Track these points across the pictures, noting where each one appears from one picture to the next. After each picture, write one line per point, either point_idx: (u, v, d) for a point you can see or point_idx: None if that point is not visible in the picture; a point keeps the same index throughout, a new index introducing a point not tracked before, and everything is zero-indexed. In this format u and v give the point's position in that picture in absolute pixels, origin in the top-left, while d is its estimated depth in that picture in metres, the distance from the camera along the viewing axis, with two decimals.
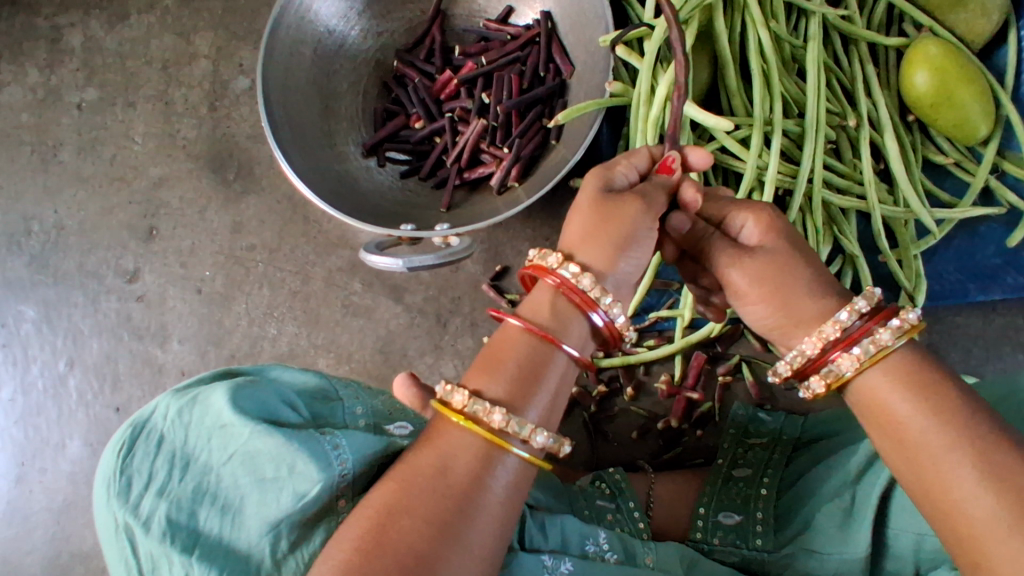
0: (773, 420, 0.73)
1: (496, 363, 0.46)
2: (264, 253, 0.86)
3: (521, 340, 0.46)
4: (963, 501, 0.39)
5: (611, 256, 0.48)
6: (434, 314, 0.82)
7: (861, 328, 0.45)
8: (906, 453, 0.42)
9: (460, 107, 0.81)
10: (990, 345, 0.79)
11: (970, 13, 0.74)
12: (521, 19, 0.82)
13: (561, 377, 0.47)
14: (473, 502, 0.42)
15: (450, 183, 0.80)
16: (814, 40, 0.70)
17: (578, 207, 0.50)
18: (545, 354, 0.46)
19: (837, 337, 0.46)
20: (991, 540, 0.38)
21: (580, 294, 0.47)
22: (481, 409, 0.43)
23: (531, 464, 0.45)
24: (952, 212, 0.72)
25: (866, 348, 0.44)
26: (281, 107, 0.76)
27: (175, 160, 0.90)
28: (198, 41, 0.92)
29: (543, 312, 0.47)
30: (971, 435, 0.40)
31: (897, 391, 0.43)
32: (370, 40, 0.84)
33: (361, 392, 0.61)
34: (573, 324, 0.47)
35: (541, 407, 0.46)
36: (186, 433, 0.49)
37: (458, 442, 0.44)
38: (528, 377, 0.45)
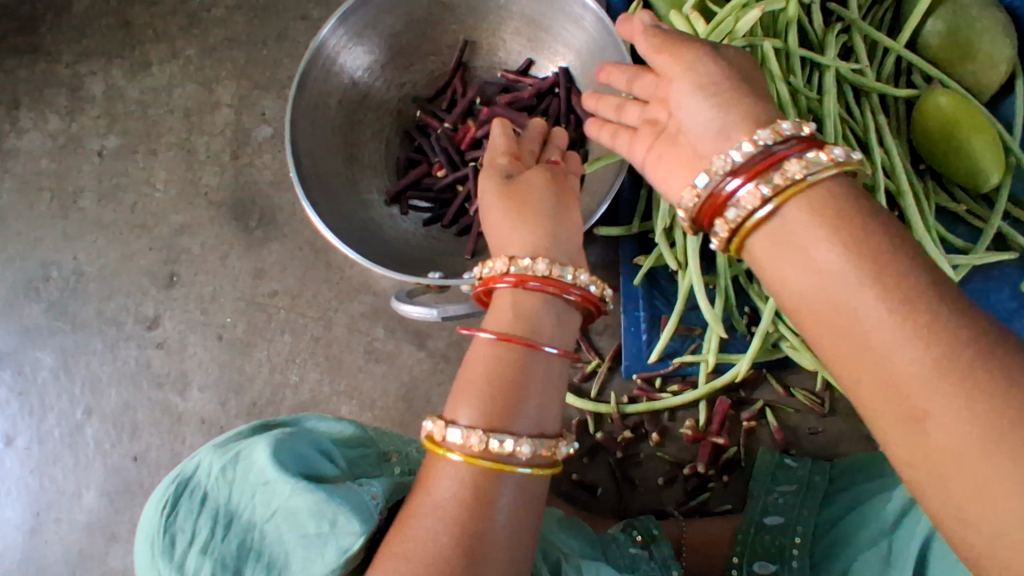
0: (801, 466, 0.71)
1: (470, 383, 0.48)
2: (287, 299, 0.86)
3: (495, 350, 0.49)
4: (908, 382, 0.35)
5: (538, 231, 0.53)
6: (457, 359, 0.82)
7: (787, 150, 0.42)
8: (835, 313, 0.38)
9: (483, 156, 0.82)
10: None
11: (978, 65, 0.78)
12: (540, 72, 0.85)
13: (549, 372, 0.50)
14: (471, 529, 0.44)
15: (474, 230, 0.80)
16: (831, 94, 0.72)
17: (490, 203, 0.56)
18: (515, 355, 0.49)
19: (753, 163, 0.42)
20: (941, 432, 0.34)
21: (543, 281, 0.50)
22: (462, 436, 0.46)
23: (535, 475, 0.47)
24: (968, 258, 0.74)
25: (777, 179, 0.41)
26: (309, 157, 0.77)
27: (197, 207, 0.90)
28: (221, 90, 0.93)
29: (508, 316, 0.50)
30: (993, 411, 0.33)
31: (826, 242, 0.39)
32: (393, 90, 0.86)
33: (393, 440, 0.61)
34: (541, 315, 0.50)
35: (528, 416, 0.48)
36: (230, 489, 0.49)
37: (448, 475, 0.46)
38: (508, 385, 0.48)
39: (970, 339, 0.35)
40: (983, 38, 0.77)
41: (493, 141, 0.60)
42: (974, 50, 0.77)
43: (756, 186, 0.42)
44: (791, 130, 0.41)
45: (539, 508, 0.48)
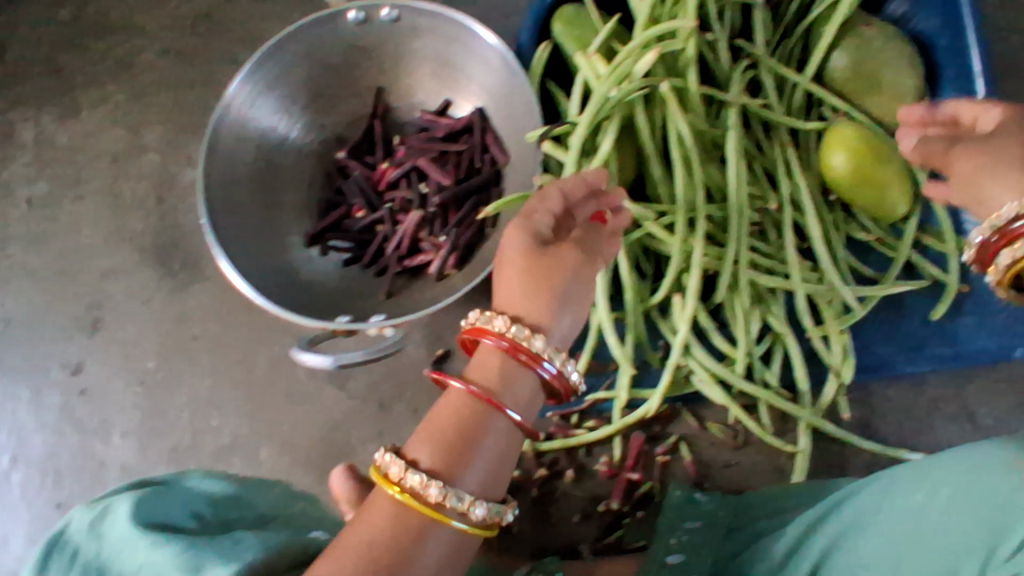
0: (708, 501, 0.72)
1: (436, 429, 0.44)
2: (209, 343, 0.86)
3: (465, 403, 0.45)
4: None
5: (553, 310, 0.49)
6: (377, 400, 0.82)
7: None
8: None
9: (400, 197, 0.83)
10: (918, 418, 0.78)
11: (885, 97, 0.77)
12: (458, 111, 0.85)
13: (502, 447, 0.45)
14: (400, 567, 0.39)
15: (389, 271, 0.81)
16: (732, 130, 0.73)
17: (510, 261, 0.50)
18: (482, 414, 0.45)
19: (1000, 229, 0.52)
20: None
21: (522, 350, 0.47)
22: (418, 481, 0.42)
23: (468, 535, 0.43)
24: (873, 290, 0.74)
25: None
26: (223, 202, 0.78)
27: (122, 252, 0.91)
28: (148, 134, 0.94)
29: (490, 373, 0.46)
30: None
31: None
32: (314, 133, 0.86)
33: (275, 500, 0.61)
34: (520, 379, 0.47)
35: (477, 474, 0.44)
36: (89, 550, 0.47)
37: (387, 514, 0.41)
38: (468, 439, 0.44)
39: None
40: (886, 70, 0.77)
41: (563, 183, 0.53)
42: (879, 83, 0.77)
43: None
44: None
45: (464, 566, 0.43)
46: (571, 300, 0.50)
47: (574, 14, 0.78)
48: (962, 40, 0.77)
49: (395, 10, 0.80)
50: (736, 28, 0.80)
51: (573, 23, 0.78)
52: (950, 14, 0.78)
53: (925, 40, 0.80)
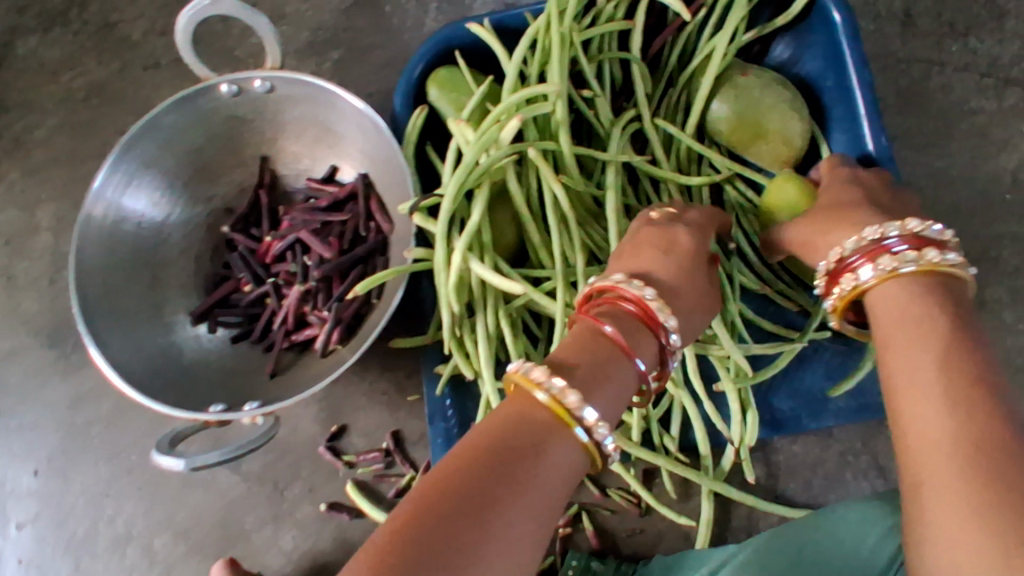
0: (605, 569, 0.72)
1: (575, 359, 0.47)
2: (102, 428, 0.84)
3: (596, 346, 0.48)
4: (920, 415, 0.41)
5: (679, 276, 0.55)
6: (271, 481, 0.80)
7: (903, 243, 0.50)
8: (903, 340, 0.45)
9: (285, 270, 0.81)
10: (830, 474, 0.76)
11: (771, 145, 0.76)
12: (345, 175, 0.84)
13: (625, 390, 0.48)
14: (517, 467, 0.39)
15: (276, 347, 0.79)
16: (611, 190, 0.70)
17: (642, 246, 0.57)
18: (612, 359, 0.47)
19: (864, 248, 0.52)
20: (929, 460, 0.40)
21: (649, 310, 0.50)
22: (557, 385, 0.43)
23: (585, 456, 0.43)
24: (769, 350, 0.70)
25: (883, 263, 0.50)
26: (98, 289, 0.75)
27: (16, 335, 0.89)
28: (42, 213, 0.93)
29: (620, 326, 0.49)
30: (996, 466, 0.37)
31: (910, 301, 0.47)
32: (200, 206, 0.84)
33: None
34: (615, 354, 0.48)
35: (603, 404, 0.45)
36: None
37: (536, 418, 0.42)
38: (599, 373, 0.46)
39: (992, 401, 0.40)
40: (771, 116, 0.75)
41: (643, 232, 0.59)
42: (764, 130, 0.75)
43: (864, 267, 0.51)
44: (909, 228, 0.50)
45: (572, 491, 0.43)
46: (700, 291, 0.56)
47: (449, 76, 0.77)
48: (845, 80, 0.76)
49: (267, 81, 0.78)
50: (617, 83, 0.80)
51: (448, 85, 0.77)
52: (832, 56, 0.77)
53: (811, 82, 0.80)
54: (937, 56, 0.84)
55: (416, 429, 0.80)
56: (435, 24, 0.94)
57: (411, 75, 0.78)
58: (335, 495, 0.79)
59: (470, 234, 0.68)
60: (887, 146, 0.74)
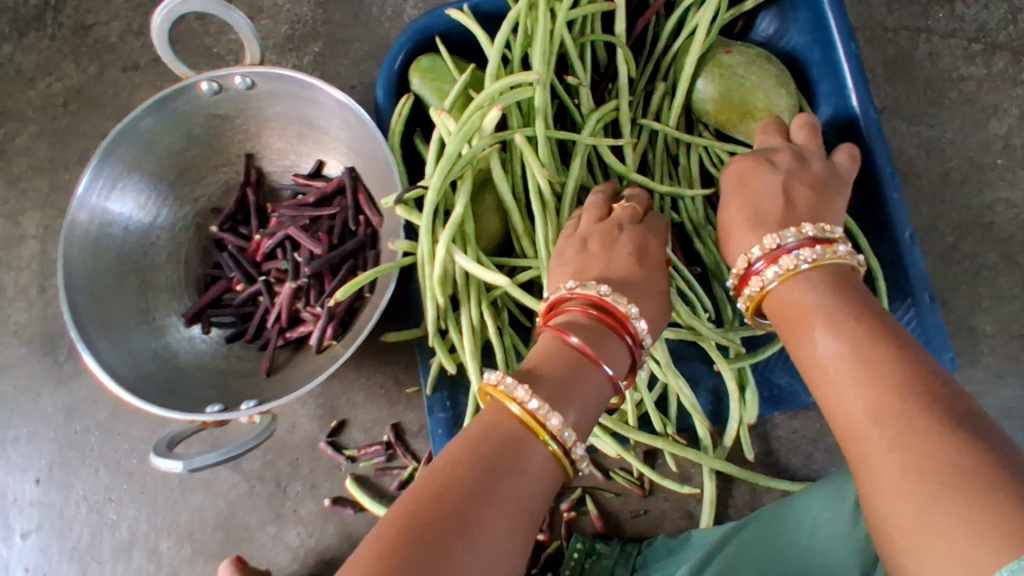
0: (610, 552, 0.72)
1: (545, 370, 0.46)
2: (99, 434, 0.83)
3: (566, 353, 0.48)
4: (841, 399, 0.43)
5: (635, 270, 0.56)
6: (272, 480, 0.79)
7: (801, 242, 0.51)
8: (803, 333, 0.47)
9: (276, 268, 0.81)
10: (831, 447, 0.76)
11: (759, 121, 0.75)
12: (331, 170, 0.83)
13: (599, 396, 0.47)
14: (500, 463, 0.40)
15: (270, 346, 0.78)
16: (574, 175, 0.71)
17: (596, 254, 0.58)
18: (583, 367, 0.47)
19: (766, 253, 0.52)
20: (860, 437, 0.40)
21: (616, 314, 0.50)
22: (525, 395, 0.43)
23: (558, 466, 0.43)
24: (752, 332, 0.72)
25: (783, 266, 0.50)
26: (87, 294, 0.74)
27: (6, 347, 0.88)
28: (26, 222, 0.92)
29: (586, 332, 0.49)
30: (907, 414, 0.39)
31: (807, 291, 0.49)
32: (187, 207, 0.84)
33: None
34: (586, 362, 0.47)
35: (573, 415, 0.45)
36: None
37: (509, 427, 0.42)
38: (567, 383, 0.46)
39: (896, 361, 0.41)
40: (756, 94, 0.75)
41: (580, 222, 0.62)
42: (751, 109, 0.75)
43: (769, 268, 0.51)
44: (806, 230, 0.51)
45: (548, 499, 0.43)
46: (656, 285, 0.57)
47: (431, 65, 0.76)
48: (832, 53, 0.76)
49: (247, 78, 0.77)
50: (600, 63, 0.79)
51: (430, 75, 0.76)
52: (818, 30, 0.76)
53: (797, 55, 0.79)
54: (923, 22, 0.83)
55: (417, 421, 0.80)
56: (415, 13, 0.93)
57: (391, 67, 0.77)
58: (338, 490, 0.79)
59: (453, 226, 0.67)
60: (876, 116, 0.73)
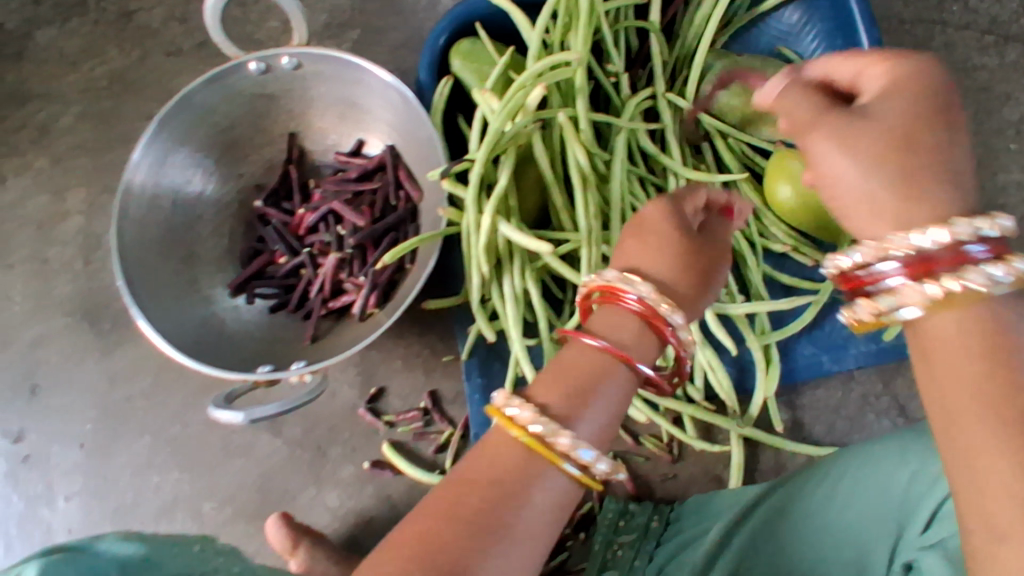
0: (641, 513, 0.74)
1: (564, 381, 0.43)
2: (143, 401, 0.86)
3: (582, 358, 0.44)
4: (937, 376, 0.34)
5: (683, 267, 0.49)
6: (312, 444, 0.82)
7: (971, 246, 0.34)
8: (857, 216, 0.38)
9: (319, 240, 0.84)
10: (853, 417, 0.79)
11: None
12: (371, 148, 0.86)
13: (620, 397, 0.44)
14: (508, 493, 0.39)
15: (314, 314, 0.81)
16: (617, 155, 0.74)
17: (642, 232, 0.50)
18: (607, 376, 0.44)
19: (912, 258, 0.36)
20: (966, 420, 0.32)
21: (652, 313, 0.46)
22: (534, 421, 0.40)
23: (580, 485, 0.42)
24: (781, 302, 0.75)
25: (936, 281, 0.34)
26: (138, 263, 0.77)
27: (52, 318, 0.90)
28: (71, 198, 0.94)
29: (614, 333, 0.46)
30: (1019, 402, 0.31)
31: (867, 168, 0.38)
32: (230, 183, 0.87)
33: None
34: (610, 372, 0.44)
35: (594, 432, 0.43)
36: None
37: (517, 453, 0.41)
38: (586, 397, 0.43)
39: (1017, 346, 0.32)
40: None
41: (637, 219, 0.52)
42: None
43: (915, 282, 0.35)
44: (967, 228, 0.35)
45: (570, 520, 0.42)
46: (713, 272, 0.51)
47: (471, 48, 0.79)
48: (853, 39, 0.80)
49: (294, 58, 0.80)
50: (633, 50, 0.83)
51: (470, 57, 0.79)
52: (840, 16, 0.80)
53: (820, 44, 0.83)
54: (938, 15, 0.88)
55: (452, 389, 0.83)
56: (451, 3, 0.96)
57: (435, 43, 0.80)
58: (376, 455, 0.81)
59: (498, 197, 0.70)
60: None
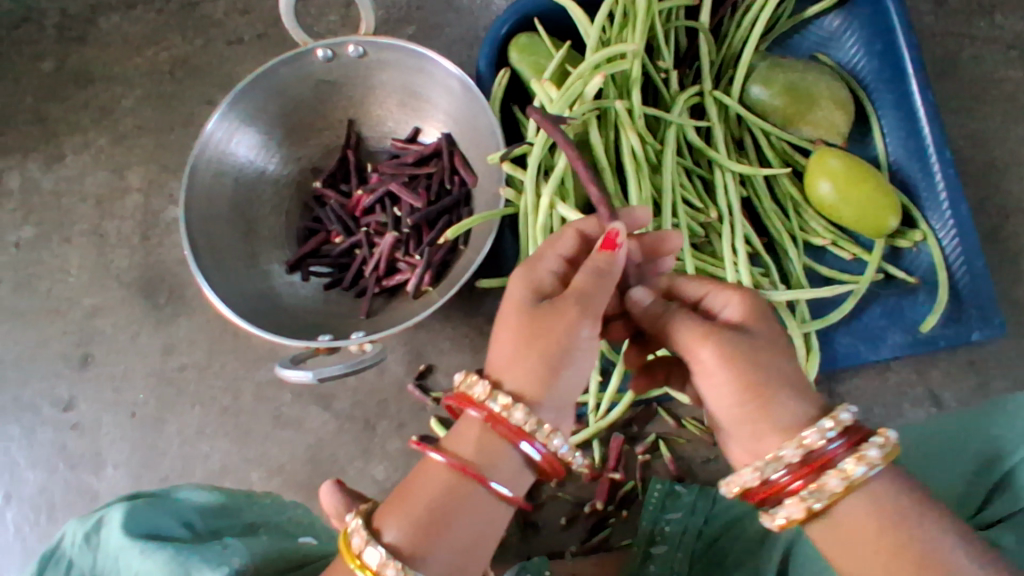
0: (689, 493, 0.74)
1: (409, 502, 0.45)
2: (195, 371, 0.88)
3: (440, 475, 0.46)
4: (863, 562, 0.42)
5: (546, 373, 0.47)
6: (361, 418, 0.85)
7: (837, 448, 0.43)
8: (751, 421, 0.46)
9: (375, 221, 0.87)
10: (887, 403, 0.85)
11: (825, 110, 0.83)
12: (427, 137, 0.90)
13: (483, 512, 0.45)
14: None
15: (369, 292, 0.85)
16: (670, 146, 0.78)
17: (506, 320, 0.50)
18: (463, 494, 0.45)
19: (805, 458, 0.43)
20: None
21: (505, 424, 0.46)
22: (371, 555, 0.42)
23: None
24: (822, 292, 0.79)
25: (833, 480, 0.43)
26: (203, 236, 0.80)
27: (108, 289, 0.94)
28: (131, 176, 0.98)
29: (471, 448, 0.46)
30: (923, 563, 0.40)
31: (734, 380, 0.46)
32: (290, 166, 0.90)
33: (264, 509, 0.61)
34: (468, 493, 0.45)
35: (449, 554, 0.43)
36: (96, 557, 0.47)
37: None
38: (438, 517, 0.44)
39: (915, 521, 0.41)
40: (819, 86, 0.84)
41: (512, 297, 0.51)
42: (816, 98, 0.83)
43: (806, 494, 0.43)
44: (833, 430, 0.43)
45: None
46: (574, 358, 0.48)
47: (528, 42, 0.83)
48: (893, 44, 0.85)
49: (360, 47, 0.83)
50: (682, 50, 0.87)
51: (528, 50, 0.82)
52: (880, 23, 0.86)
53: (861, 47, 0.88)
54: (967, 30, 0.92)
55: None
56: (503, 3, 1.00)
57: (497, 32, 0.84)
58: (424, 430, 0.84)
59: (558, 179, 0.73)
60: (933, 100, 0.84)
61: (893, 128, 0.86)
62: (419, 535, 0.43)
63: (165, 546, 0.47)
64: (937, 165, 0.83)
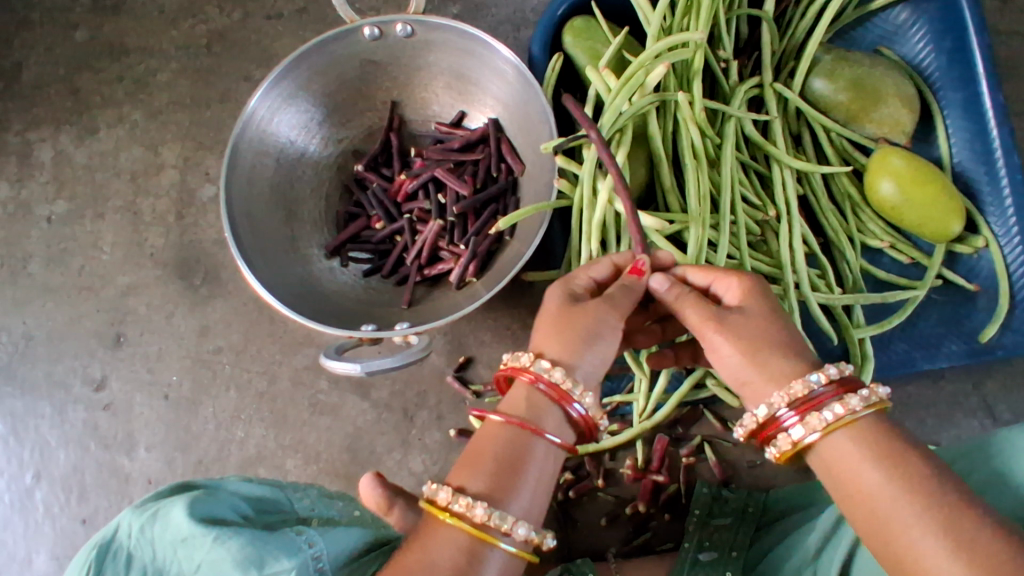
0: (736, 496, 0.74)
1: (480, 458, 0.48)
2: (231, 355, 0.87)
3: (501, 434, 0.49)
4: (870, 492, 0.44)
5: (578, 347, 0.51)
6: (400, 409, 0.83)
7: (828, 392, 0.48)
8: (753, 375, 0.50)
9: (417, 208, 0.85)
10: (940, 414, 0.83)
11: (891, 107, 0.79)
12: (472, 122, 0.87)
13: (548, 463, 0.49)
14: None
15: (411, 280, 0.83)
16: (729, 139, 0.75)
17: (543, 318, 0.53)
18: (525, 442, 0.48)
19: (795, 402, 0.49)
20: (890, 511, 0.43)
21: (556, 388, 0.49)
22: (461, 505, 0.45)
23: (518, 557, 0.47)
24: (883, 297, 0.76)
25: (825, 416, 0.47)
26: (245, 216, 0.78)
27: (143, 268, 0.92)
28: (166, 152, 0.96)
29: (522, 406, 0.50)
30: (923, 488, 0.43)
31: (736, 347, 0.51)
32: (331, 147, 0.88)
33: (316, 501, 0.59)
34: (532, 445, 0.48)
35: (523, 499, 0.47)
36: (154, 548, 0.46)
37: (443, 538, 0.45)
38: (509, 469, 0.47)
39: (916, 460, 0.44)
40: (887, 83, 0.80)
41: (546, 305, 0.54)
42: (881, 94, 0.79)
43: (800, 425, 0.48)
44: (830, 375, 0.48)
45: None
46: (602, 337, 0.52)
47: (584, 26, 0.80)
48: (964, 40, 0.82)
49: (408, 26, 0.80)
50: (742, 39, 0.84)
51: (583, 34, 0.79)
52: (950, 18, 0.83)
53: (929, 41, 0.84)
54: None
55: None
56: None
57: (553, 16, 0.82)
58: (464, 423, 0.82)
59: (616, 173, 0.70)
60: (1003, 101, 0.80)
61: (958, 127, 0.83)
62: (500, 479, 0.47)
63: (236, 532, 0.46)
64: (1005, 167, 0.80)
